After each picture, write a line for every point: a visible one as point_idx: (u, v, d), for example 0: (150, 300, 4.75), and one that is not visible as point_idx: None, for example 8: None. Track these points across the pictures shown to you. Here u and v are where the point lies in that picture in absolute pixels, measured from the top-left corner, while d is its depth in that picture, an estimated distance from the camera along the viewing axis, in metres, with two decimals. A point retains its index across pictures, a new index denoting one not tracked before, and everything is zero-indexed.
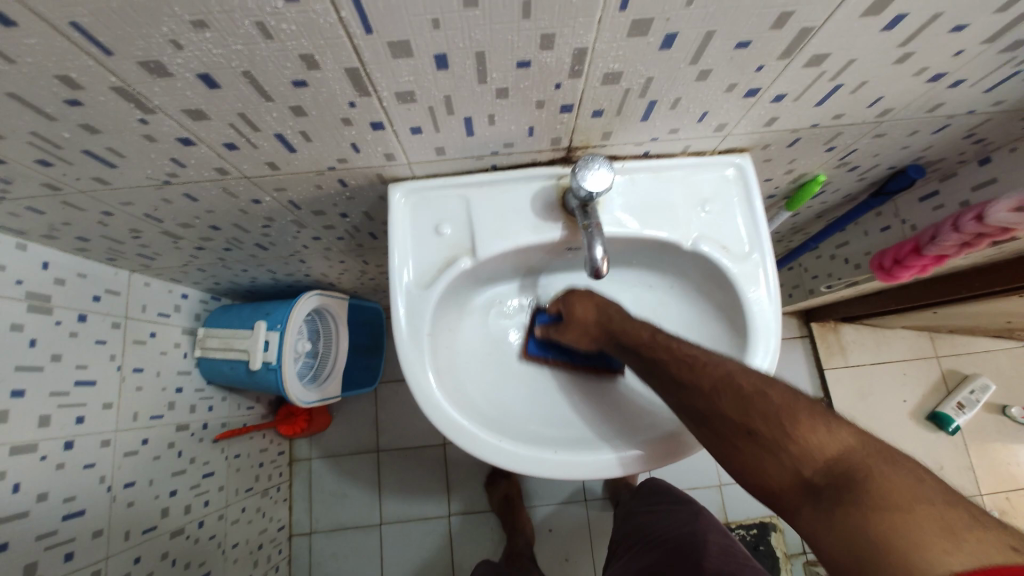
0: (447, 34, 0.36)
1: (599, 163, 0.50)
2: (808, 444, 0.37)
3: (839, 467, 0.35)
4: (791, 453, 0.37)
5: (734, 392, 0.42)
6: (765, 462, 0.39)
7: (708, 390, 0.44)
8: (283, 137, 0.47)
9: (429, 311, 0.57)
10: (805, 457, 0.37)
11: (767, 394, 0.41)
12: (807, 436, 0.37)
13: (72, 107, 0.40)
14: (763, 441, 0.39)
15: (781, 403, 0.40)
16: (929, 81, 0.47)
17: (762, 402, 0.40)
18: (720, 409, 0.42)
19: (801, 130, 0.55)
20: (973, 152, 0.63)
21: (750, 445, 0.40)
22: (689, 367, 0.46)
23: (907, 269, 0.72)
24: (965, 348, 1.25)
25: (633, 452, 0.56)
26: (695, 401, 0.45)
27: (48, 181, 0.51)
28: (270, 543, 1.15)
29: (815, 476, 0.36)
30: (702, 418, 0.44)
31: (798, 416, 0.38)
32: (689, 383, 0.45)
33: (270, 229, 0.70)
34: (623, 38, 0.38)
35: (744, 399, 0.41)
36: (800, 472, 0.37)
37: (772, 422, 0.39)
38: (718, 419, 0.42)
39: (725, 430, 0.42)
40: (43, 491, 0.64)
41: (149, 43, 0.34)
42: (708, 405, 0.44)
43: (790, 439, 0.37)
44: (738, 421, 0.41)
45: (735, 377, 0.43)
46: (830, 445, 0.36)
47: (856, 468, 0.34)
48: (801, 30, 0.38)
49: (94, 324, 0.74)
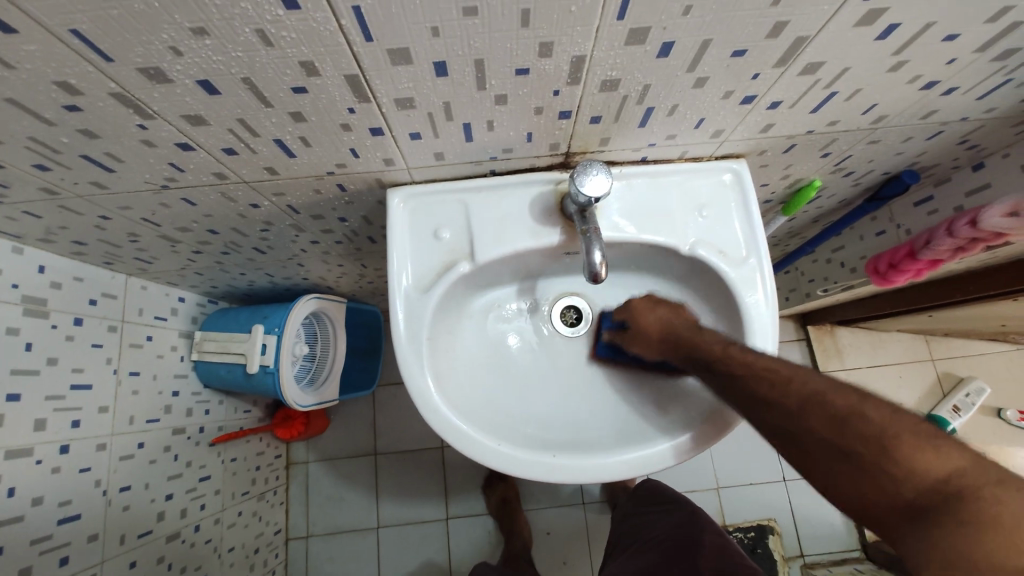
0: (446, 42, 0.36)
1: (597, 169, 0.50)
2: (911, 465, 0.37)
3: (944, 489, 0.36)
4: (891, 473, 0.38)
5: (827, 412, 0.42)
6: (861, 484, 0.39)
7: (798, 410, 0.44)
8: (282, 142, 0.47)
9: (428, 315, 0.57)
10: (908, 478, 0.37)
11: (863, 412, 0.41)
12: (909, 457, 0.37)
13: (71, 112, 0.40)
14: (859, 461, 0.40)
15: (880, 423, 0.40)
16: (923, 89, 0.47)
17: (858, 422, 0.41)
18: (811, 427, 0.43)
19: (797, 136, 0.55)
20: (967, 158, 0.64)
21: (844, 464, 0.40)
22: (772, 384, 0.46)
23: (902, 273, 0.72)
24: (960, 351, 1.26)
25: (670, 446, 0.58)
26: (781, 419, 0.45)
27: (46, 186, 0.51)
28: (267, 547, 1.15)
29: (916, 497, 0.37)
30: (788, 436, 0.45)
31: (899, 436, 0.39)
32: (776, 402, 0.46)
33: (269, 233, 0.70)
34: (621, 47, 0.38)
35: (838, 421, 0.41)
36: (899, 493, 0.37)
37: (871, 443, 0.39)
38: (809, 437, 0.43)
39: (816, 449, 0.42)
40: (38, 495, 0.64)
41: (148, 50, 0.34)
42: (796, 423, 0.44)
43: (889, 460, 0.38)
44: (831, 440, 0.41)
45: (825, 396, 0.43)
46: (933, 466, 0.37)
47: (964, 492, 0.35)
48: (796, 38, 0.39)
49: (91, 327, 0.74)
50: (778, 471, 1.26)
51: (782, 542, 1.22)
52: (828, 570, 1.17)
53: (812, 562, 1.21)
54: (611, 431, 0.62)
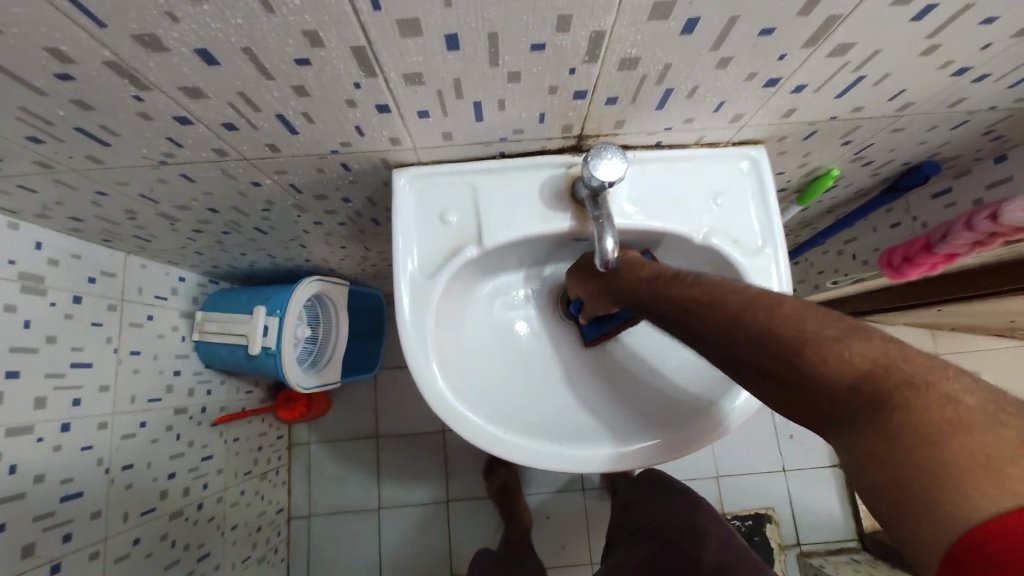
0: (458, 13, 0.34)
1: (612, 152, 0.48)
2: (824, 375, 0.32)
3: (859, 395, 0.30)
4: (812, 386, 0.33)
5: (743, 333, 0.38)
6: (789, 399, 0.35)
7: (718, 335, 0.40)
8: (284, 118, 0.45)
9: (433, 301, 0.56)
10: (823, 388, 0.32)
11: (774, 324, 0.36)
12: (822, 364, 0.32)
13: (64, 81, 0.38)
14: (780, 377, 0.35)
15: (791, 330, 0.35)
16: (955, 75, 0.45)
17: (769, 337, 0.36)
18: (734, 351, 0.39)
19: (818, 123, 0.53)
20: (991, 149, 0.61)
21: (771, 385, 0.36)
22: (697, 313, 0.43)
23: (917, 267, 0.71)
24: (966, 347, 1.25)
25: (643, 445, 0.57)
26: (712, 349, 0.41)
27: (40, 159, 0.49)
28: (269, 526, 1.16)
29: (836, 409, 0.32)
30: (721, 361, 0.41)
31: (814, 340, 0.33)
32: (701, 332, 0.42)
33: (270, 212, 0.68)
34: (644, 22, 0.36)
35: (754, 341, 0.37)
36: (821, 406, 0.33)
37: (784, 357, 0.35)
38: (734, 363, 0.39)
39: (747, 372, 0.38)
40: (39, 473, 0.64)
41: (143, 15, 0.32)
42: (723, 352, 0.40)
43: (803, 372, 0.33)
44: (753, 363, 0.37)
45: (739, 317, 0.39)
46: (846, 371, 0.31)
47: (881, 396, 0.29)
48: (829, 16, 0.37)
49: (90, 305, 0.73)
50: (779, 461, 1.26)
51: (780, 532, 1.23)
52: (825, 560, 1.19)
53: (808, 551, 1.22)
54: (588, 422, 0.61)
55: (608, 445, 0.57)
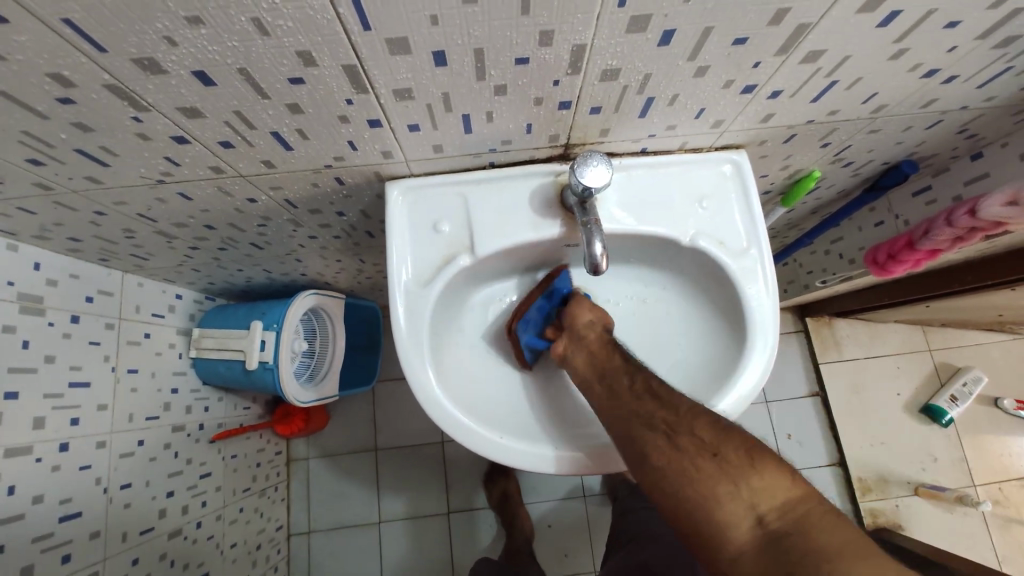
0: (446, 31, 0.36)
1: (598, 160, 0.50)
2: (767, 487, 0.40)
3: (795, 512, 0.39)
4: (756, 490, 0.40)
5: (707, 418, 0.46)
6: (722, 495, 0.41)
7: (684, 409, 0.48)
8: (279, 135, 0.46)
9: (428, 309, 0.57)
10: (765, 496, 0.40)
11: (739, 431, 0.45)
12: (771, 478, 0.41)
13: (64, 104, 0.39)
14: (726, 471, 0.42)
15: (746, 440, 0.44)
16: (924, 77, 0.47)
17: (727, 436, 0.44)
18: (695, 428, 0.46)
19: (796, 126, 0.55)
20: (966, 147, 0.63)
21: (713, 472, 0.42)
22: (664, 386, 0.51)
23: (901, 263, 0.72)
24: (957, 342, 1.27)
25: (579, 455, 0.57)
26: (666, 416, 0.48)
27: (40, 181, 0.50)
28: (268, 544, 1.15)
29: (769, 518, 0.39)
30: (667, 429, 0.47)
31: (762, 456, 0.42)
32: (664, 397, 0.50)
33: (266, 228, 0.69)
34: (622, 35, 0.38)
35: (721, 430, 0.45)
36: (755, 512, 0.40)
37: (737, 455, 0.42)
38: (685, 435, 0.45)
39: (689, 445, 0.45)
40: (38, 493, 0.64)
41: (143, 39, 0.33)
42: (684, 422, 0.47)
43: (754, 476, 0.41)
44: (708, 445, 0.44)
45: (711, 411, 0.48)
46: (786, 489, 0.40)
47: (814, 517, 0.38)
48: (797, 25, 0.39)
49: (88, 324, 0.73)
50: None
51: None
52: None
53: None
54: (564, 426, 0.62)
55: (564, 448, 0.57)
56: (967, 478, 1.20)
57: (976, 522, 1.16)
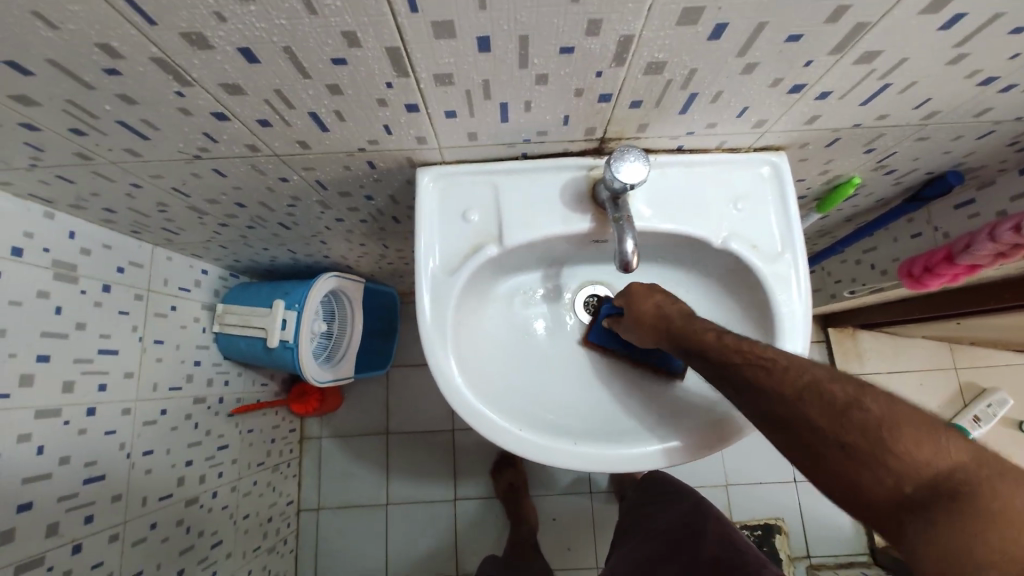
0: (493, 16, 0.35)
1: (635, 155, 0.49)
2: (914, 460, 0.34)
3: (946, 484, 0.33)
4: (894, 470, 0.35)
5: (822, 394, 0.39)
6: (853, 472, 0.36)
7: (792, 397, 0.41)
8: (317, 116, 0.46)
9: (453, 298, 0.57)
10: (909, 472, 0.34)
11: (863, 400, 0.38)
12: (910, 450, 0.35)
13: (110, 76, 0.40)
14: (856, 451, 0.36)
15: (879, 410, 0.37)
16: (981, 85, 0.45)
17: (856, 411, 0.37)
18: (808, 415, 0.39)
19: (842, 130, 0.53)
20: (1017, 160, 0.61)
21: (837, 455, 0.37)
22: (768, 372, 0.43)
23: (937, 277, 0.70)
24: (985, 362, 1.23)
25: (662, 447, 0.57)
26: (774, 406, 0.41)
27: (81, 151, 0.51)
28: (279, 517, 1.18)
29: (915, 493, 0.34)
30: (781, 422, 0.41)
31: (901, 425, 0.36)
32: (766, 389, 0.42)
33: (295, 208, 0.70)
34: (672, 27, 0.37)
35: (839, 411, 0.38)
36: (896, 488, 0.35)
37: (870, 434, 0.36)
38: (800, 425, 0.40)
39: (808, 437, 0.39)
40: (65, 455, 0.66)
41: (192, 14, 0.33)
42: (793, 413, 0.40)
43: (891, 453, 0.35)
44: (830, 434, 0.38)
45: (821, 386, 0.40)
46: (937, 460, 0.34)
47: (970, 486, 0.33)
48: (856, 24, 0.37)
49: (118, 294, 0.75)
50: (790, 471, 1.25)
51: (789, 543, 1.21)
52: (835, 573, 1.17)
53: (817, 564, 1.20)
54: (591, 424, 0.61)
55: (662, 439, 0.58)
56: None
57: None
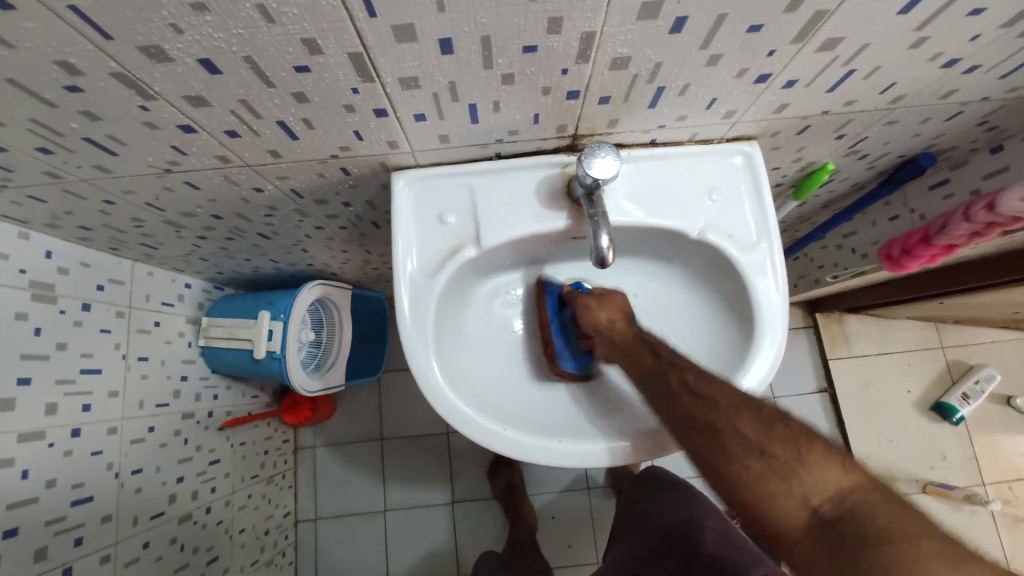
0: (453, 17, 0.35)
1: (606, 151, 0.49)
2: (825, 476, 0.39)
3: (850, 499, 0.38)
4: (809, 486, 0.39)
5: (750, 409, 0.44)
6: (775, 487, 0.40)
7: (726, 406, 0.45)
8: (285, 124, 0.46)
9: (433, 299, 0.57)
10: (818, 489, 0.39)
11: (787, 421, 0.43)
12: (822, 468, 0.39)
13: (72, 93, 0.39)
14: (777, 465, 0.40)
15: (800, 430, 0.42)
16: (944, 67, 0.46)
17: (779, 429, 0.42)
18: (736, 425, 0.43)
19: (811, 117, 0.53)
20: (985, 140, 0.62)
21: (755, 464, 0.41)
22: (706, 379, 0.48)
23: (915, 258, 0.70)
24: (971, 339, 1.25)
25: (626, 445, 0.56)
26: (708, 414, 0.45)
27: (50, 170, 0.50)
28: (276, 529, 1.17)
29: (823, 508, 0.38)
30: (710, 430, 0.44)
31: (814, 446, 0.41)
32: (705, 393, 0.47)
33: (273, 218, 0.69)
34: (633, 22, 0.37)
35: (766, 424, 0.43)
36: (810, 503, 0.39)
37: (790, 450, 0.41)
38: (729, 434, 0.43)
39: (736, 447, 0.42)
40: (51, 478, 0.65)
41: (150, 27, 0.33)
42: (726, 421, 0.44)
43: (806, 468, 0.40)
44: (756, 444, 0.42)
45: (753, 401, 0.45)
46: (842, 478, 0.39)
47: (866, 503, 0.37)
48: (815, 12, 0.37)
49: (98, 312, 0.74)
50: None
51: None
52: None
53: None
54: (570, 422, 0.61)
55: (609, 440, 0.57)
56: (976, 477, 1.18)
57: (982, 520, 1.15)
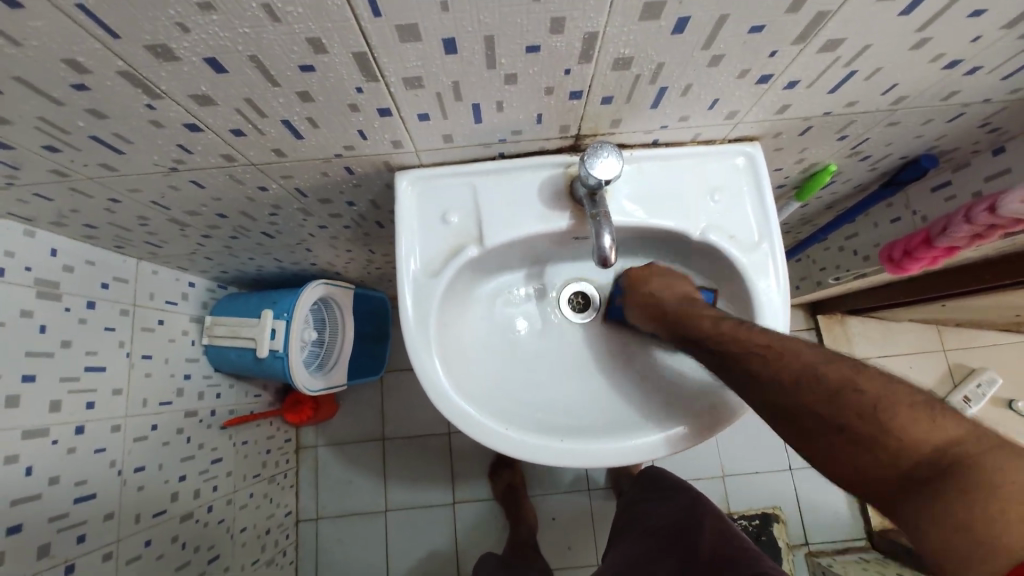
0: (456, 17, 0.35)
1: (608, 151, 0.49)
2: (911, 436, 0.36)
3: (947, 456, 0.34)
4: (889, 446, 0.37)
5: (815, 382, 0.42)
6: (854, 452, 0.38)
7: (788, 382, 0.43)
8: (290, 124, 0.46)
9: (435, 299, 0.57)
10: (905, 450, 0.36)
11: (856, 385, 0.40)
12: (908, 428, 0.36)
13: (78, 91, 0.40)
14: (852, 432, 0.38)
15: (874, 394, 0.39)
16: (947, 68, 0.46)
17: (850, 393, 0.40)
18: (803, 401, 0.42)
19: (813, 118, 0.54)
20: (988, 142, 0.62)
21: (830, 436, 0.40)
22: (762, 359, 0.46)
23: (917, 260, 0.70)
24: (973, 342, 1.25)
25: (682, 429, 0.57)
26: (773, 393, 0.44)
27: (56, 168, 0.51)
28: (277, 528, 1.17)
29: (915, 469, 0.36)
30: (777, 408, 0.44)
31: (896, 405, 0.37)
32: (762, 374, 0.45)
33: (277, 217, 0.70)
34: (635, 23, 0.37)
35: (833, 395, 0.40)
36: (897, 466, 0.36)
37: (864, 415, 0.38)
38: (798, 410, 0.42)
39: (812, 424, 0.41)
40: (54, 474, 0.65)
41: (155, 26, 0.34)
42: (791, 399, 0.43)
43: (886, 431, 0.37)
44: (827, 416, 0.40)
45: (819, 371, 0.42)
46: (935, 435, 0.35)
47: (965, 460, 0.34)
48: (817, 13, 0.38)
49: (103, 310, 0.75)
50: (786, 460, 1.26)
51: (787, 531, 1.22)
52: (834, 559, 1.18)
53: (816, 550, 1.21)
54: (581, 420, 0.62)
55: (663, 428, 0.58)
56: None
57: None
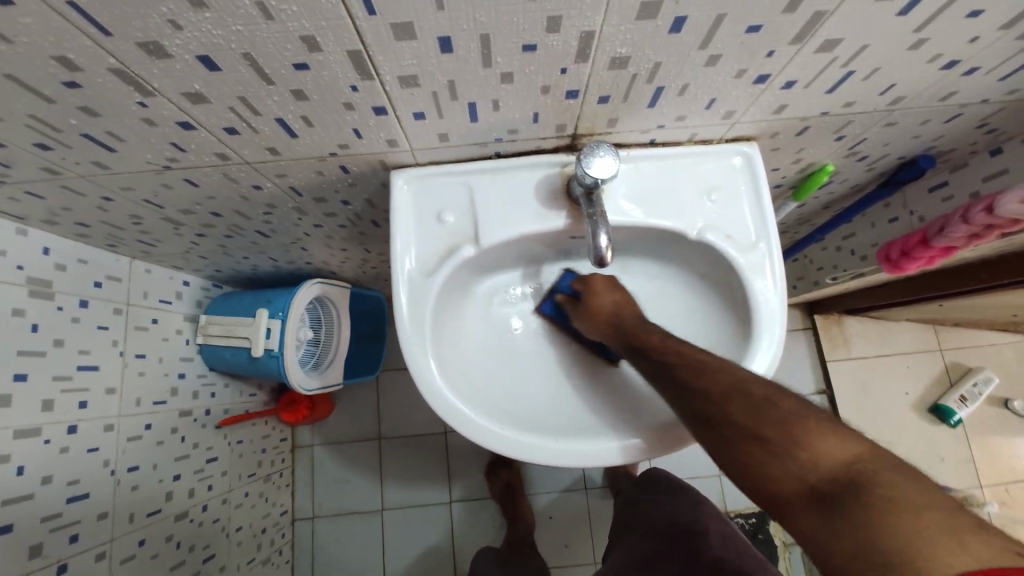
0: (452, 15, 0.35)
1: (605, 150, 0.49)
2: (816, 452, 0.38)
3: (849, 471, 0.36)
4: (798, 461, 0.38)
5: (744, 398, 0.43)
6: (770, 466, 0.39)
7: (719, 397, 0.44)
8: (284, 122, 0.46)
9: (431, 299, 0.56)
10: (813, 464, 0.37)
11: (777, 402, 0.42)
12: (816, 445, 0.38)
13: (70, 89, 0.39)
14: (770, 445, 0.40)
15: (791, 410, 0.41)
16: (943, 69, 0.46)
17: (771, 409, 0.41)
18: (728, 414, 0.43)
19: (810, 118, 0.54)
20: (984, 142, 0.62)
21: (753, 448, 0.40)
22: (700, 374, 0.47)
23: (914, 261, 0.70)
24: (969, 342, 1.25)
25: (637, 443, 0.56)
26: (704, 405, 0.45)
27: (47, 166, 0.50)
28: (273, 528, 1.17)
29: (821, 484, 0.37)
30: (707, 422, 0.44)
31: (805, 422, 0.39)
32: (698, 387, 0.46)
33: (272, 216, 0.69)
34: (632, 22, 0.37)
35: (755, 407, 0.42)
36: (806, 480, 0.37)
37: (780, 429, 0.40)
38: (725, 423, 0.43)
39: (731, 434, 0.42)
40: (47, 474, 0.65)
41: (147, 23, 0.33)
42: (720, 412, 0.43)
43: (798, 445, 0.38)
44: (749, 429, 0.41)
45: (744, 386, 0.44)
46: (839, 452, 0.37)
47: (862, 474, 0.35)
48: (814, 13, 0.37)
49: (96, 309, 0.74)
50: None
51: (784, 529, 1.23)
52: None
53: None
54: (576, 419, 0.61)
55: (621, 438, 0.57)
56: (974, 480, 1.18)
57: None
